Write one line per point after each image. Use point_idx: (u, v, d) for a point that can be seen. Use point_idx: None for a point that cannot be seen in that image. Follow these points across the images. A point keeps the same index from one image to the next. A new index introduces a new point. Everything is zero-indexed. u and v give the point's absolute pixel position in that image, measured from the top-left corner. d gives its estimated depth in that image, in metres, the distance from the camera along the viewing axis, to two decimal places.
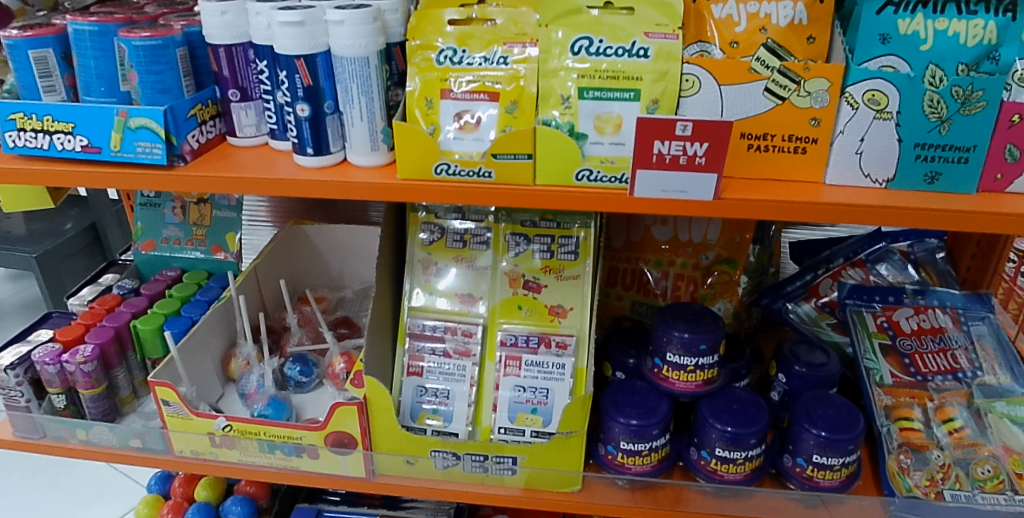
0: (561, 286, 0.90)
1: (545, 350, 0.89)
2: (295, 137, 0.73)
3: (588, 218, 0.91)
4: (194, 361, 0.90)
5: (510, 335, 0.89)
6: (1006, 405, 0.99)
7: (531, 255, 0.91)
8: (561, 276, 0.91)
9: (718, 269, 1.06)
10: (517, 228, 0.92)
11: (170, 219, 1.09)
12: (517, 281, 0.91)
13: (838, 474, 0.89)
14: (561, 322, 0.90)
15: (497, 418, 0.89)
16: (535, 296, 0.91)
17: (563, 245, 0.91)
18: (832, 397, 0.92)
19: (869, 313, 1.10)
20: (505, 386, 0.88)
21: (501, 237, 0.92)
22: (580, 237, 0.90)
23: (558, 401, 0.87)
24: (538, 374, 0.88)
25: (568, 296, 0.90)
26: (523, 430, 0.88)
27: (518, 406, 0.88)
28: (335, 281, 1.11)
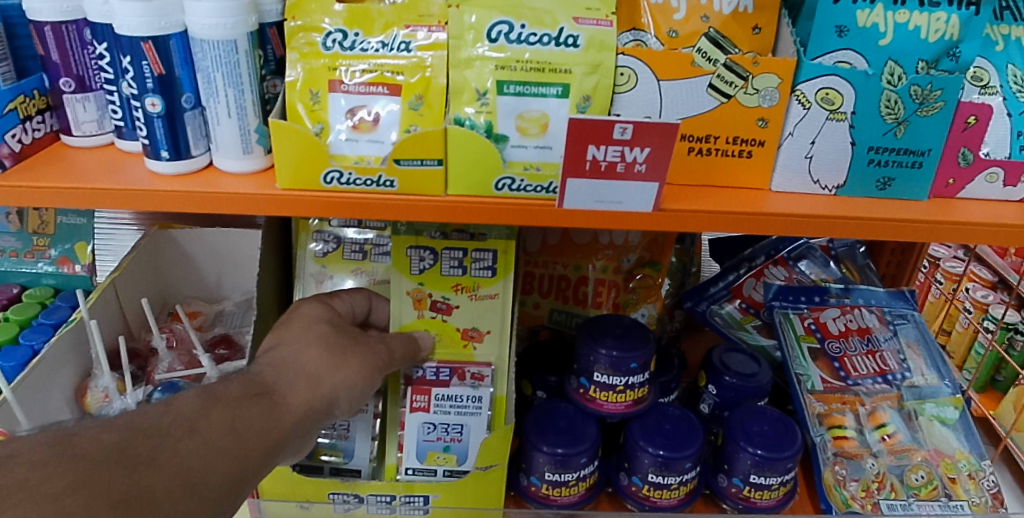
0: (474, 307, 0.77)
1: (457, 382, 0.77)
2: (145, 137, 0.59)
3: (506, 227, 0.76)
4: (37, 400, 0.74)
5: (419, 370, 0.77)
6: (935, 407, 0.98)
7: (440, 269, 0.76)
8: (475, 296, 0.77)
9: (641, 272, 0.97)
10: (422, 239, 0.75)
11: (4, 227, 0.89)
12: (424, 299, 0.77)
13: (775, 493, 0.83)
14: (476, 346, 0.78)
15: (404, 458, 0.79)
16: (445, 318, 0.77)
17: (478, 260, 0.76)
18: (767, 409, 0.87)
19: (795, 316, 1.04)
20: (411, 424, 0.78)
21: (400, 249, 0.76)
22: (498, 251, 0.76)
23: (472, 437, 0.78)
24: (451, 408, 0.77)
25: (483, 319, 0.78)
26: (433, 469, 0.79)
27: (427, 445, 0.78)
28: (212, 293, 0.96)
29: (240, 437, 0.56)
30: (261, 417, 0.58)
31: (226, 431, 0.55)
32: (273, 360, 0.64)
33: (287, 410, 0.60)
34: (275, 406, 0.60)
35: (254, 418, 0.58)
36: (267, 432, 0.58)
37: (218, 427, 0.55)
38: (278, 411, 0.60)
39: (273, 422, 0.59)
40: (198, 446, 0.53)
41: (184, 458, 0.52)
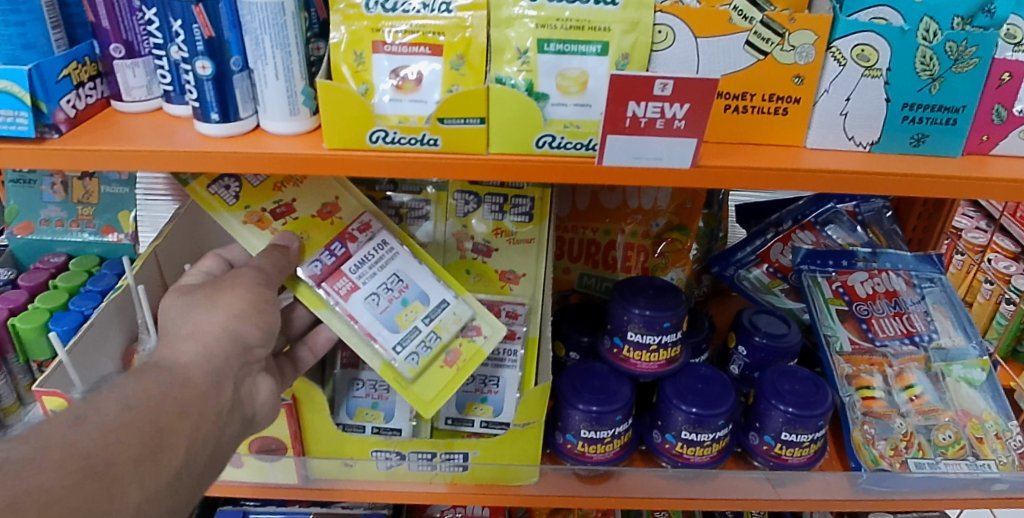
0: (303, 187, 0.74)
1: (355, 246, 0.73)
2: (195, 100, 0.60)
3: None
4: (86, 363, 0.75)
5: (314, 264, 0.72)
6: (963, 369, 0.98)
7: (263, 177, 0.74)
8: (297, 181, 0.74)
9: (670, 236, 0.98)
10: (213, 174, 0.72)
11: (50, 198, 0.92)
12: (247, 210, 0.73)
13: (806, 450, 0.84)
14: (339, 216, 0.74)
15: (382, 341, 0.72)
16: (293, 216, 0.73)
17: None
18: (797, 369, 0.88)
19: (823, 278, 1.05)
20: (353, 309, 0.72)
21: (200, 192, 0.71)
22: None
23: (418, 282, 0.74)
24: (372, 268, 0.73)
25: (324, 187, 0.74)
26: (416, 328, 0.73)
27: (387, 312, 0.73)
28: None
29: (140, 411, 0.54)
30: (156, 385, 0.58)
31: (123, 408, 0.54)
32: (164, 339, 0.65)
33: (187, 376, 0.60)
34: (171, 374, 0.60)
35: (151, 386, 0.57)
36: (171, 397, 0.57)
37: (108, 408, 0.53)
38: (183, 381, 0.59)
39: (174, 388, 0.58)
40: (99, 429, 0.51)
41: (81, 443, 0.49)
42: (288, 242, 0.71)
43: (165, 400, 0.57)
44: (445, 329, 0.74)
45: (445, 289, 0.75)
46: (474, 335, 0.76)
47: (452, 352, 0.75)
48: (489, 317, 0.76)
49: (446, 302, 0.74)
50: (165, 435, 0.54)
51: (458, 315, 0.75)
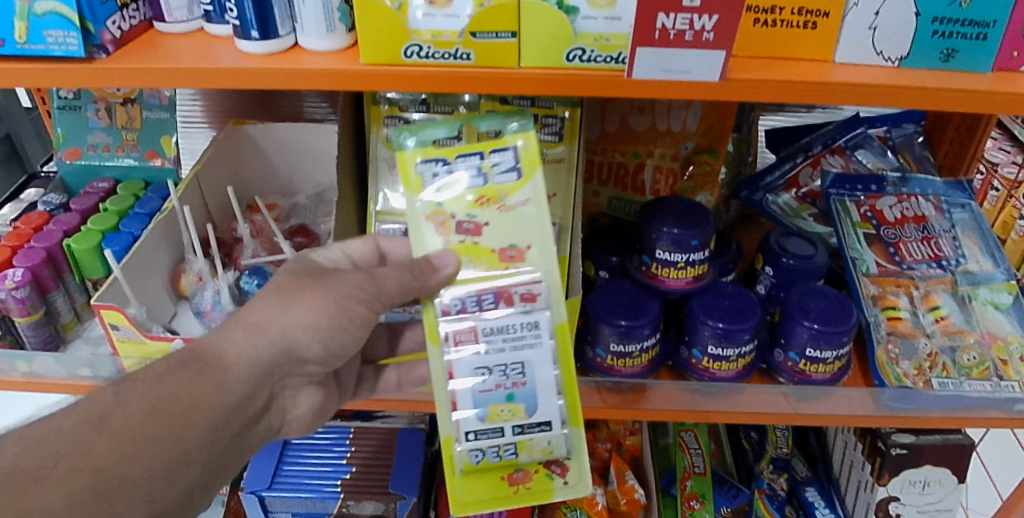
0: (507, 220, 0.64)
1: (506, 308, 0.64)
2: (235, 18, 0.62)
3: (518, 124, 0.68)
4: (139, 279, 0.81)
5: (455, 300, 0.64)
6: (989, 292, 0.98)
7: (481, 180, 0.64)
8: (505, 206, 0.64)
9: (699, 159, 1.00)
10: (431, 153, 0.65)
11: (96, 124, 0.97)
12: (434, 213, 0.65)
13: (830, 367, 0.86)
14: (520, 268, 0.64)
15: (461, 422, 0.66)
16: (476, 240, 0.64)
17: (498, 164, 0.65)
18: (822, 288, 0.89)
19: (852, 203, 1.05)
20: (460, 370, 0.65)
21: (408, 170, 0.65)
22: (518, 147, 0.65)
23: (535, 376, 0.65)
24: (504, 341, 0.64)
25: (522, 229, 0.64)
26: (500, 428, 0.66)
27: (486, 397, 0.65)
28: (286, 187, 1.03)
29: (166, 425, 0.60)
30: (198, 388, 0.62)
31: (148, 415, 0.59)
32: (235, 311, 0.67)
33: (229, 382, 0.64)
34: (218, 372, 0.63)
35: (189, 389, 0.62)
36: (201, 410, 0.62)
37: (137, 412, 0.59)
38: (222, 386, 0.63)
39: (210, 394, 0.62)
40: (116, 444, 0.58)
41: (94, 458, 0.56)
42: (445, 266, 0.63)
43: (196, 410, 0.62)
44: (528, 449, 0.68)
45: (556, 401, 0.66)
46: (558, 473, 0.70)
47: (521, 469, 0.69)
48: (583, 456, 0.69)
49: (547, 426, 0.67)
50: (182, 456, 0.61)
51: (550, 444, 0.68)
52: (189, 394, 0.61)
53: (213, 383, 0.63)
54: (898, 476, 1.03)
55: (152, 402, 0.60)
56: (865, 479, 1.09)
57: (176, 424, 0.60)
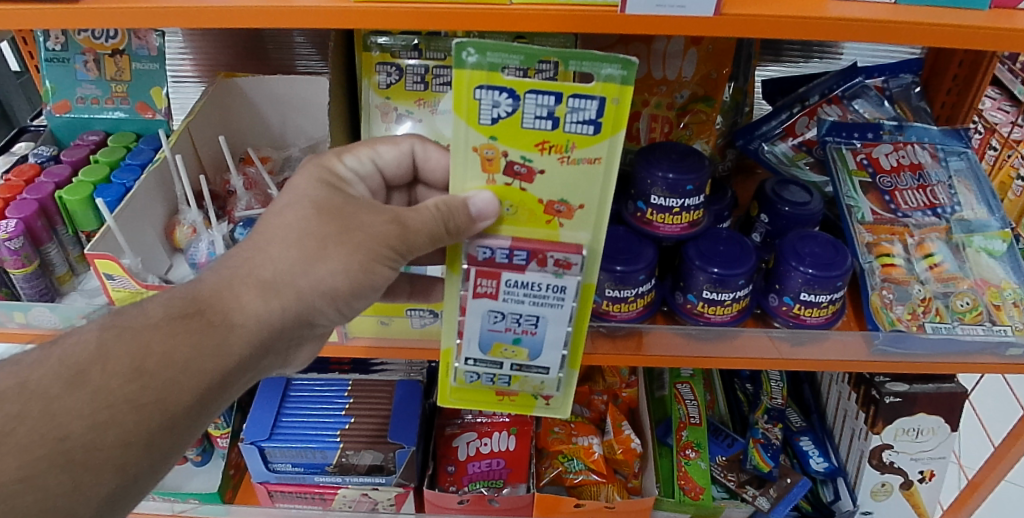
0: (561, 174, 0.57)
1: (536, 268, 0.63)
2: None
3: (619, 66, 0.52)
4: (133, 229, 0.81)
5: (483, 250, 0.62)
6: (983, 239, 0.97)
7: (551, 124, 0.54)
8: (566, 159, 0.56)
9: (694, 108, 1.00)
10: (498, 79, 0.53)
11: (84, 76, 0.95)
12: (489, 146, 0.56)
13: (824, 311, 0.87)
14: (562, 225, 0.61)
15: (463, 347, 0.71)
16: (524, 186, 0.58)
17: (576, 111, 0.53)
18: (817, 233, 0.89)
19: (848, 151, 1.05)
20: (475, 311, 0.67)
21: (465, 90, 0.53)
22: (606, 101, 0.53)
23: (543, 329, 0.68)
24: (524, 297, 0.65)
25: (580, 189, 0.58)
26: (500, 362, 0.72)
27: (493, 335, 0.69)
28: (279, 140, 1.04)
29: (154, 389, 0.56)
30: (194, 350, 0.57)
31: (133, 377, 0.56)
32: (244, 258, 0.61)
33: (229, 345, 0.59)
34: (218, 334, 0.59)
35: (183, 351, 0.57)
36: (191, 375, 0.57)
37: (121, 373, 0.56)
38: (222, 349, 0.59)
39: (208, 359, 0.58)
40: (89, 409, 0.54)
41: (62, 427, 0.54)
42: (482, 220, 0.59)
43: (189, 376, 0.57)
44: (522, 382, 0.74)
45: (558, 354, 0.71)
46: (543, 397, 0.78)
47: (513, 390, 0.76)
48: (570, 390, 0.77)
49: (544, 370, 0.72)
50: (166, 425, 0.57)
51: (543, 382, 0.74)
52: (181, 358, 0.57)
53: (213, 345, 0.58)
54: (892, 424, 1.04)
55: (139, 362, 0.56)
56: (859, 428, 1.09)
57: (164, 390, 0.56)
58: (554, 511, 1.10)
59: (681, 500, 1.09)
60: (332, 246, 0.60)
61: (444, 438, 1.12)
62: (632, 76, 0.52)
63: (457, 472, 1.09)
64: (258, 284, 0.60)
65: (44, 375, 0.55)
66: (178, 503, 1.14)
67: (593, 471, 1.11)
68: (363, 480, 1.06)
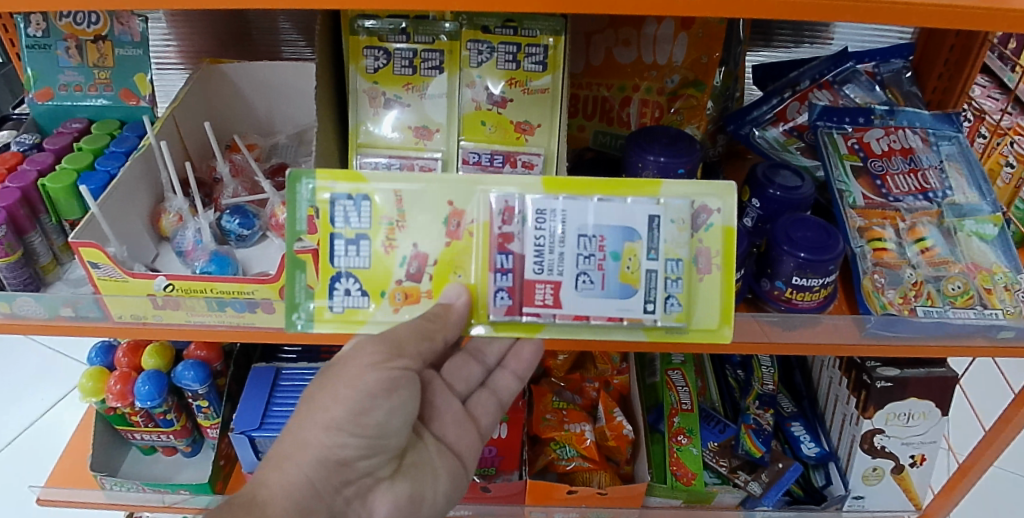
0: (415, 227, 0.66)
1: (517, 240, 0.64)
2: None
3: (309, 179, 0.64)
4: (118, 216, 0.80)
5: (500, 296, 0.66)
6: (974, 224, 0.97)
7: (364, 241, 0.66)
8: (398, 223, 0.66)
9: (685, 92, 0.99)
10: (327, 279, 0.66)
11: (66, 62, 0.94)
12: (388, 296, 0.67)
13: (816, 296, 0.87)
14: (468, 219, 0.66)
15: (636, 316, 0.65)
16: (431, 264, 0.67)
17: (346, 217, 0.65)
18: (808, 217, 0.89)
19: (839, 136, 1.04)
20: (576, 299, 0.64)
21: (332, 318, 0.67)
22: (329, 189, 0.64)
23: (597, 223, 0.63)
24: (554, 251, 0.64)
25: (428, 213, 0.66)
26: (647, 267, 0.64)
27: (611, 278, 0.64)
28: (266, 128, 1.04)
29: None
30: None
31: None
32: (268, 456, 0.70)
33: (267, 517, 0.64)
34: (255, 513, 0.64)
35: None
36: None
37: None
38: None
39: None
40: None
41: None
42: (458, 299, 0.66)
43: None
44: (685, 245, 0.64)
45: (628, 202, 0.63)
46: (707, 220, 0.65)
47: (703, 254, 0.66)
48: (688, 185, 0.64)
49: (659, 216, 0.63)
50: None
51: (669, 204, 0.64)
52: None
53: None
54: (884, 409, 1.04)
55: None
56: (850, 413, 1.10)
57: None
58: (546, 498, 1.10)
59: (673, 485, 1.11)
60: (318, 395, 0.70)
61: None
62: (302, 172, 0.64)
63: None
64: (269, 463, 0.69)
65: None
66: (168, 495, 1.14)
67: (585, 458, 1.11)
68: None
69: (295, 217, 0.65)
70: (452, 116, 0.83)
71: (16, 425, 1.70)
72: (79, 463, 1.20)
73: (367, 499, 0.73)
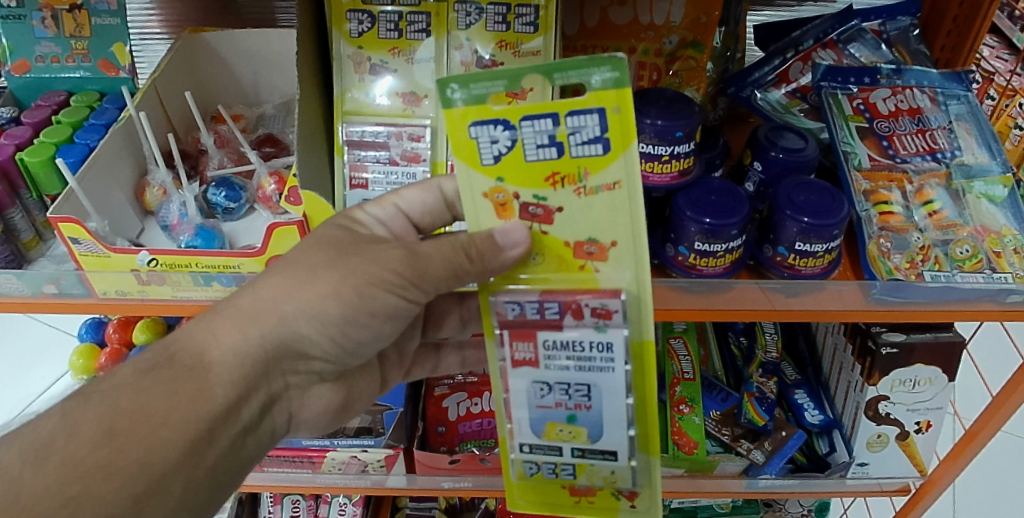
0: (584, 208, 0.56)
1: (573, 323, 0.62)
2: None
3: (610, 69, 0.50)
4: (98, 190, 0.78)
5: (512, 307, 0.62)
6: (984, 186, 0.93)
7: (545, 151, 0.53)
8: (584, 189, 0.55)
9: (684, 54, 0.96)
10: (488, 111, 0.53)
11: (42, 33, 0.92)
12: (498, 184, 0.56)
13: (820, 261, 0.84)
14: (599, 267, 0.59)
15: (518, 434, 0.71)
16: (544, 228, 0.57)
17: (577, 131, 0.53)
18: (812, 181, 0.86)
19: (844, 96, 1.01)
20: (521, 383, 0.66)
21: (459, 131, 0.54)
22: (606, 112, 0.52)
23: (608, 401, 0.66)
24: (569, 361, 0.64)
25: (607, 224, 0.56)
26: (557, 447, 0.71)
27: (547, 412, 0.68)
28: (252, 98, 1.02)
29: (130, 451, 0.57)
30: (170, 401, 0.59)
31: (103, 442, 0.56)
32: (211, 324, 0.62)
33: (209, 389, 0.61)
34: (195, 378, 0.61)
35: (158, 401, 0.59)
36: (173, 427, 0.59)
37: (88, 440, 0.56)
38: (203, 395, 0.61)
39: (186, 408, 0.60)
40: (62, 480, 0.54)
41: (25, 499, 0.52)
42: (515, 247, 0.57)
43: (169, 432, 0.59)
44: (588, 473, 0.73)
45: (627, 436, 0.69)
46: (626, 497, 0.75)
47: (583, 485, 0.75)
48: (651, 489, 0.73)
49: (616, 456, 0.70)
50: (156, 485, 0.58)
51: (617, 472, 0.72)
52: (157, 409, 0.58)
53: (195, 390, 0.60)
54: (889, 375, 1.02)
55: (110, 421, 0.57)
56: (854, 380, 1.08)
57: (141, 448, 0.57)
58: None
59: (675, 454, 1.11)
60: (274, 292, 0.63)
61: (434, 399, 1.13)
62: (626, 77, 0.50)
63: (448, 432, 1.11)
64: (232, 317, 0.62)
65: (12, 454, 0.55)
66: None
67: None
68: (351, 442, 1.06)
69: (563, 69, 0.50)
70: (441, 82, 0.79)
71: (17, 404, 1.71)
72: None
73: (306, 393, 0.73)
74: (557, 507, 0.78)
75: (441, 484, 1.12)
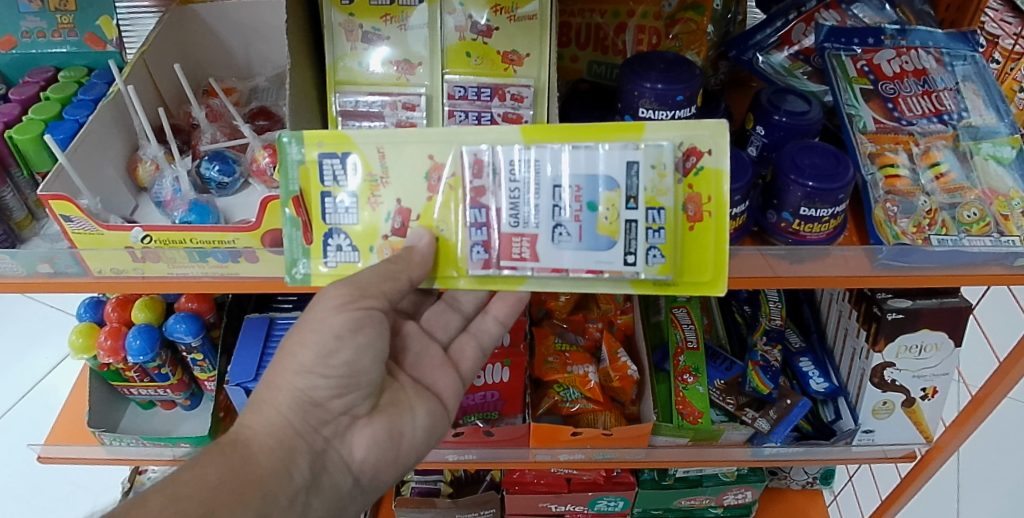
0: (397, 181, 0.66)
1: (493, 193, 0.64)
2: None
3: (295, 140, 0.66)
4: (87, 166, 0.77)
5: (477, 249, 0.65)
6: (991, 146, 0.91)
7: (352, 196, 0.67)
8: (383, 180, 0.66)
9: (684, 16, 0.94)
10: (318, 245, 0.68)
11: (26, 7, 0.91)
12: (377, 251, 0.68)
13: (825, 226, 0.83)
14: (448, 173, 0.66)
15: (614, 265, 0.63)
16: (414, 217, 0.67)
17: (331, 174, 0.66)
18: (817, 143, 0.85)
19: (848, 58, 0.98)
20: (552, 251, 0.63)
21: (324, 274, 0.69)
22: (320, 148, 0.66)
23: (574, 172, 0.62)
24: (525, 197, 0.63)
25: (412, 163, 0.66)
26: (631, 218, 0.62)
27: (590, 231, 0.63)
28: (244, 72, 1.01)
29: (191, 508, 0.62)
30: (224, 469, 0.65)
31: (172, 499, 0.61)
32: None
33: (252, 459, 0.67)
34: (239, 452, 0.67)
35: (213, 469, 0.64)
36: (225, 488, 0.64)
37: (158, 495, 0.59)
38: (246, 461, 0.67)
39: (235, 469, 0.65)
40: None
41: None
42: (424, 238, 0.66)
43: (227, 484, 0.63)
44: (659, 192, 0.62)
45: (602, 152, 0.62)
46: (694, 158, 0.63)
47: (682, 209, 0.64)
48: (681, 126, 0.62)
49: (639, 163, 0.62)
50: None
51: (657, 166, 0.62)
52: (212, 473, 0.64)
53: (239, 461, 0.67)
54: (895, 341, 1.00)
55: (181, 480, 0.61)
56: (860, 347, 1.07)
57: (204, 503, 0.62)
58: (552, 440, 1.10)
59: (680, 424, 1.09)
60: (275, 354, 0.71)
61: None
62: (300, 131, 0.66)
63: None
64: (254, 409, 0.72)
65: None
66: (169, 448, 1.12)
67: (590, 400, 1.12)
68: None
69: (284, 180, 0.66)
70: (435, 49, 0.77)
71: (18, 388, 1.80)
72: (77, 420, 1.18)
73: (346, 436, 0.75)
74: (714, 239, 0.65)
75: (445, 457, 1.13)
